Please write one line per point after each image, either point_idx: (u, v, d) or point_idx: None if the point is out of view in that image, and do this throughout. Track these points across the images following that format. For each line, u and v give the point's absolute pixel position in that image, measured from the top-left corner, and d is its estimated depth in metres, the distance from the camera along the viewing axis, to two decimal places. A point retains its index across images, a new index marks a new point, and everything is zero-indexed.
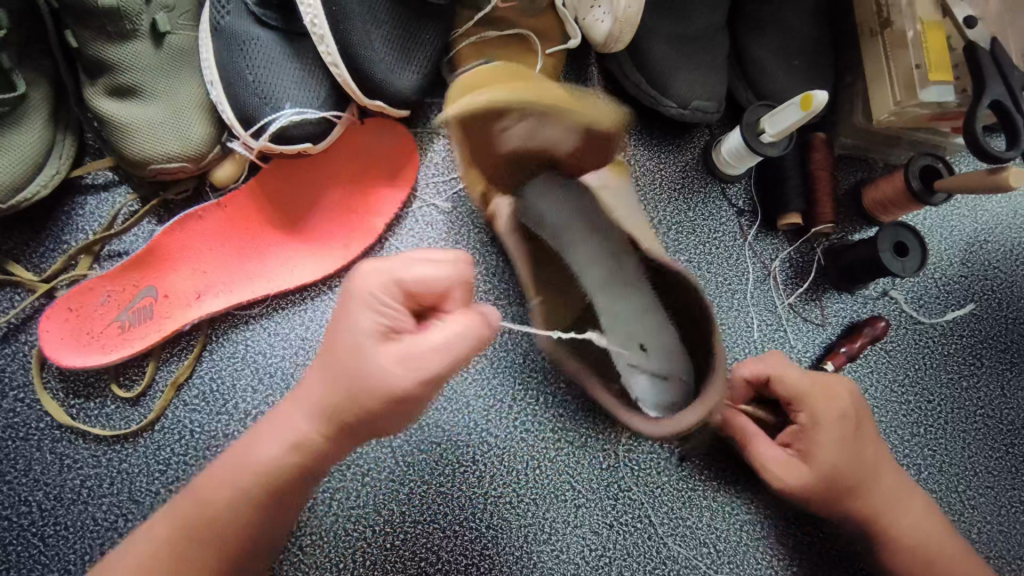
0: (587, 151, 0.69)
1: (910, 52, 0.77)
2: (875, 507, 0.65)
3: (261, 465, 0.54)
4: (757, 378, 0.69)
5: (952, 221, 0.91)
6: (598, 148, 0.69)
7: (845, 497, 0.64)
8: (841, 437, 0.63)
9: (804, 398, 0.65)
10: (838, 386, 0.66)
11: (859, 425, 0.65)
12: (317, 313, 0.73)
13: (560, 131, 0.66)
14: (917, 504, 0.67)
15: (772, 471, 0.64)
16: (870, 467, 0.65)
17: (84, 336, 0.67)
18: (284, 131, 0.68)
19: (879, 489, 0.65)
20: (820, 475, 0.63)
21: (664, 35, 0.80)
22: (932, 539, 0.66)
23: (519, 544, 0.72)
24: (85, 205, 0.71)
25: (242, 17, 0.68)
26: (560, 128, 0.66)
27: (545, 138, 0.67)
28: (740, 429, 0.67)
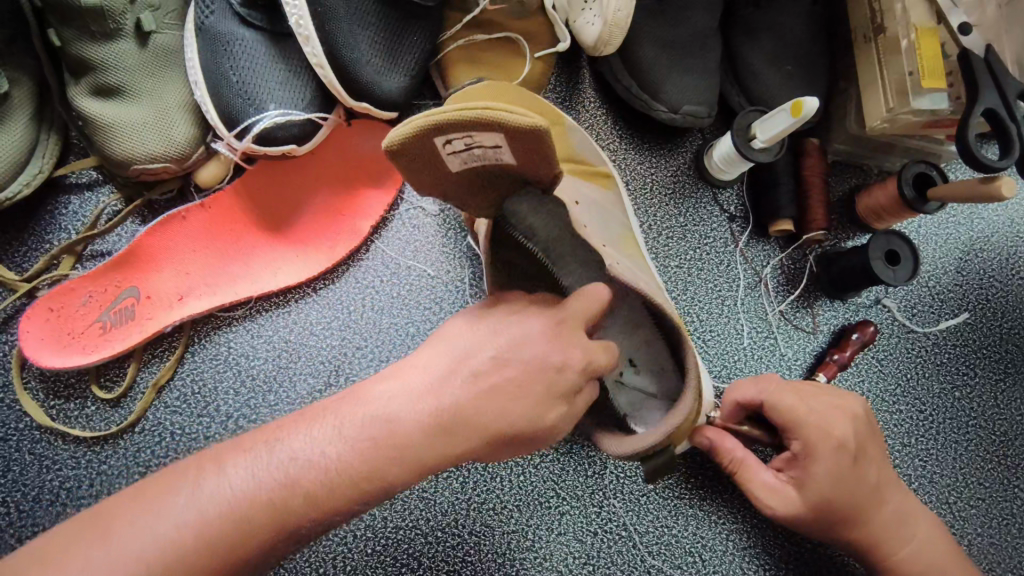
0: (531, 158, 0.51)
1: (903, 58, 0.76)
2: (864, 533, 0.65)
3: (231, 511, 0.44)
4: (751, 403, 0.67)
5: (946, 229, 0.90)
6: (532, 153, 0.51)
7: (835, 524, 0.63)
8: (834, 469, 0.62)
9: (795, 427, 0.63)
10: (834, 413, 0.64)
11: (856, 455, 0.63)
12: (301, 315, 0.73)
13: (499, 146, 0.50)
14: (916, 533, 0.66)
15: (761, 500, 0.65)
16: (862, 498, 0.63)
17: (65, 337, 0.67)
18: (268, 132, 0.67)
19: (872, 516, 0.64)
20: (807, 504, 0.63)
21: (655, 39, 0.80)
22: (934, 561, 0.66)
23: (501, 552, 0.72)
24: (69, 205, 0.71)
25: (227, 18, 0.67)
26: (492, 135, 0.48)
27: (489, 159, 0.52)
28: (731, 455, 0.67)
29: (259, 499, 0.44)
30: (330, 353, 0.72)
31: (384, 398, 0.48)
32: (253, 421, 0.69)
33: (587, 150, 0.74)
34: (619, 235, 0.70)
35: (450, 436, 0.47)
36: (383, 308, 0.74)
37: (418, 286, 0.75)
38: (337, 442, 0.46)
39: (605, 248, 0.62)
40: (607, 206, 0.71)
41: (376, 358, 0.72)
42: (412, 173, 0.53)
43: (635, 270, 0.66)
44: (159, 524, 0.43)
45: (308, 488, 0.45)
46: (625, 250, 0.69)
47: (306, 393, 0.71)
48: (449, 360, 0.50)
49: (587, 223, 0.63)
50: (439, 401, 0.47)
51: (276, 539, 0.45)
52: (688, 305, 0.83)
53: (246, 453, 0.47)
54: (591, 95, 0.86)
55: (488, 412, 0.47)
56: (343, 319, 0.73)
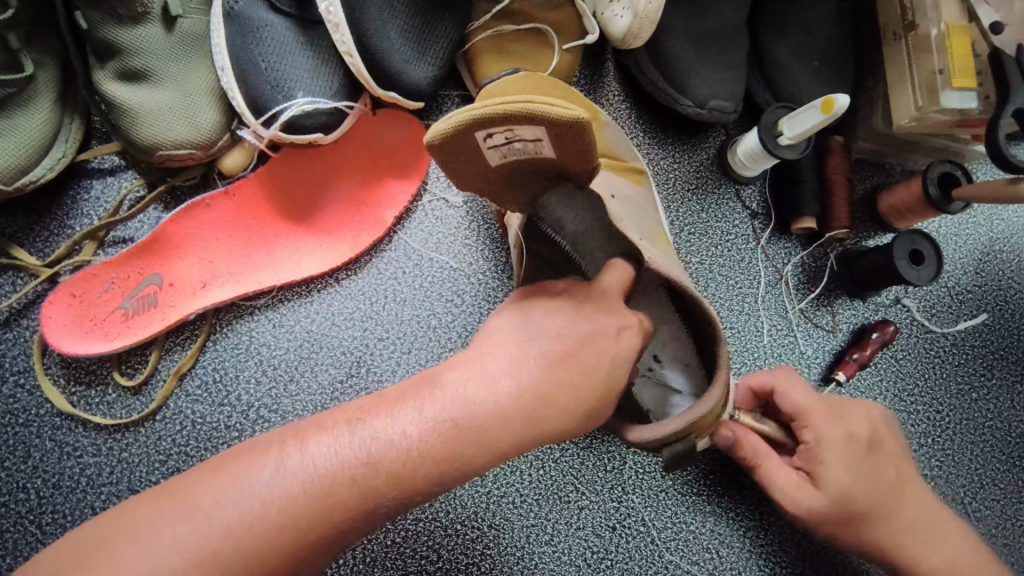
0: (571, 149, 0.50)
1: (934, 57, 0.75)
2: (883, 530, 0.63)
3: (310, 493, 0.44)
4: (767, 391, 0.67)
5: (967, 230, 0.90)
6: (574, 144, 0.49)
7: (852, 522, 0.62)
8: (852, 459, 0.61)
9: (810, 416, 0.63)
10: (855, 409, 0.65)
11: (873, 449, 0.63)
12: (323, 305, 0.72)
13: (540, 138, 0.49)
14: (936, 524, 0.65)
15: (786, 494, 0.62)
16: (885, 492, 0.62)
17: (88, 324, 0.66)
18: (294, 120, 0.66)
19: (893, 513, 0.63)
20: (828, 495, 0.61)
21: (683, 33, 0.79)
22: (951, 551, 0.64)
23: (521, 545, 0.72)
24: (90, 189, 0.70)
25: (256, 4, 0.66)
26: (534, 129, 0.47)
27: (530, 151, 0.51)
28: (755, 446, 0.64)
29: (340, 477, 0.45)
30: (351, 344, 0.72)
31: (465, 385, 0.48)
32: (274, 411, 0.69)
33: (620, 144, 0.71)
34: (653, 230, 0.66)
35: (538, 416, 0.48)
36: (404, 299, 0.74)
37: (441, 278, 0.75)
38: (421, 422, 0.46)
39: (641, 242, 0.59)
40: (642, 201, 0.68)
41: (398, 350, 0.72)
42: (454, 168, 0.52)
43: (670, 267, 0.62)
44: (237, 505, 0.43)
45: (381, 469, 0.45)
46: (659, 245, 0.65)
47: (328, 383, 0.70)
48: (519, 352, 0.51)
49: (622, 217, 0.60)
50: (520, 383, 0.49)
51: (354, 519, 0.45)
52: (709, 301, 0.83)
53: (318, 434, 0.47)
54: (615, 89, 0.85)
55: (566, 388, 0.50)
56: (365, 310, 0.73)
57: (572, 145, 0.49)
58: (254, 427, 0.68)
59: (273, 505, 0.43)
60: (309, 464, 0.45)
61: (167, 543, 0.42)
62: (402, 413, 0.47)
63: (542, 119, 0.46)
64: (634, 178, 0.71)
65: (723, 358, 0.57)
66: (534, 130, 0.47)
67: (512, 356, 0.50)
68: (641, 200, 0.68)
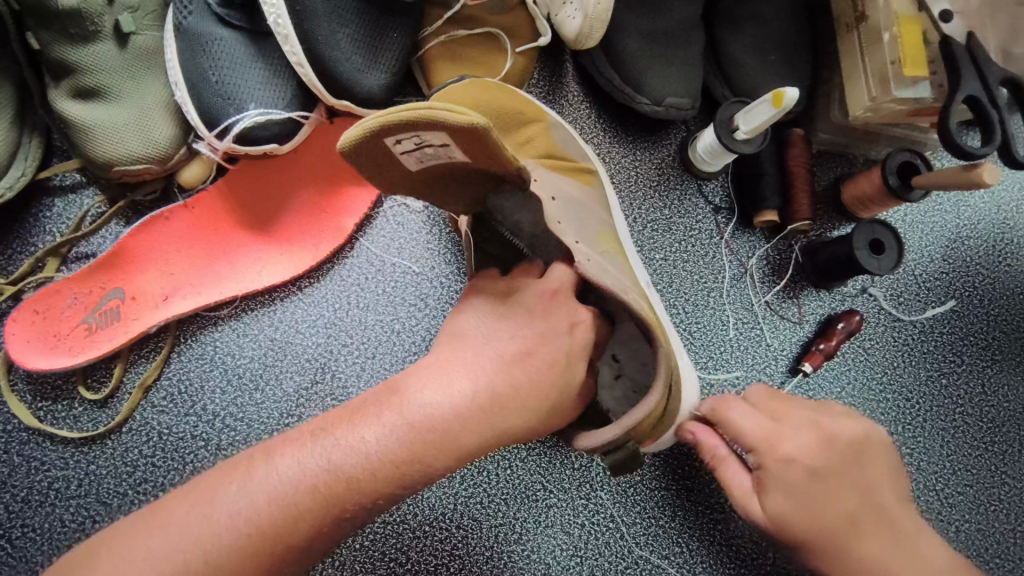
0: (480, 153, 0.52)
1: (886, 47, 0.76)
2: (881, 551, 0.57)
3: (277, 509, 0.44)
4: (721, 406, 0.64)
5: (932, 218, 0.90)
6: (480, 148, 0.51)
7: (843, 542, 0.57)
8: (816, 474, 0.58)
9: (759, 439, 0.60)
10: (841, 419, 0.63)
11: (862, 455, 0.60)
12: (287, 313, 0.73)
13: (448, 144, 0.51)
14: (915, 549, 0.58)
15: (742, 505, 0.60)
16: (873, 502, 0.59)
17: (51, 339, 0.67)
18: (247, 132, 0.67)
19: (889, 532, 0.58)
20: (808, 502, 0.57)
21: (638, 31, 0.80)
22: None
23: (490, 544, 0.72)
24: (52, 207, 0.71)
25: (206, 18, 0.67)
26: (441, 135, 0.49)
27: (442, 156, 0.52)
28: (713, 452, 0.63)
29: (318, 492, 0.45)
30: (316, 351, 0.73)
31: (427, 400, 0.49)
32: (239, 419, 0.70)
33: (569, 145, 0.72)
34: (596, 229, 0.67)
35: (493, 415, 0.50)
36: (368, 305, 0.74)
37: (404, 282, 0.75)
38: (385, 432, 0.47)
39: (578, 244, 0.61)
40: (588, 201, 0.69)
41: (362, 355, 0.73)
42: (369, 171, 0.53)
43: (608, 266, 0.63)
44: (208, 517, 0.44)
45: (352, 477, 0.46)
46: (600, 246, 0.66)
47: (293, 390, 0.71)
48: (478, 363, 0.52)
49: (563, 219, 0.61)
50: (475, 387, 0.50)
51: (326, 524, 0.45)
52: (674, 297, 0.83)
53: (282, 454, 0.47)
54: (575, 88, 0.86)
55: (518, 386, 0.52)
56: (329, 317, 0.74)
57: (478, 149, 0.51)
58: (219, 435, 0.69)
59: (246, 520, 0.44)
60: (277, 480, 0.46)
61: (144, 556, 0.43)
62: (363, 425, 0.48)
63: (445, 124, 0.48)
64: (582, 177, 0.71)
65: (661, 360, 0.58)
66: (441, 137, 0.49)
67: (476, 357, 0.53)
68: (588, 200, 0.69)
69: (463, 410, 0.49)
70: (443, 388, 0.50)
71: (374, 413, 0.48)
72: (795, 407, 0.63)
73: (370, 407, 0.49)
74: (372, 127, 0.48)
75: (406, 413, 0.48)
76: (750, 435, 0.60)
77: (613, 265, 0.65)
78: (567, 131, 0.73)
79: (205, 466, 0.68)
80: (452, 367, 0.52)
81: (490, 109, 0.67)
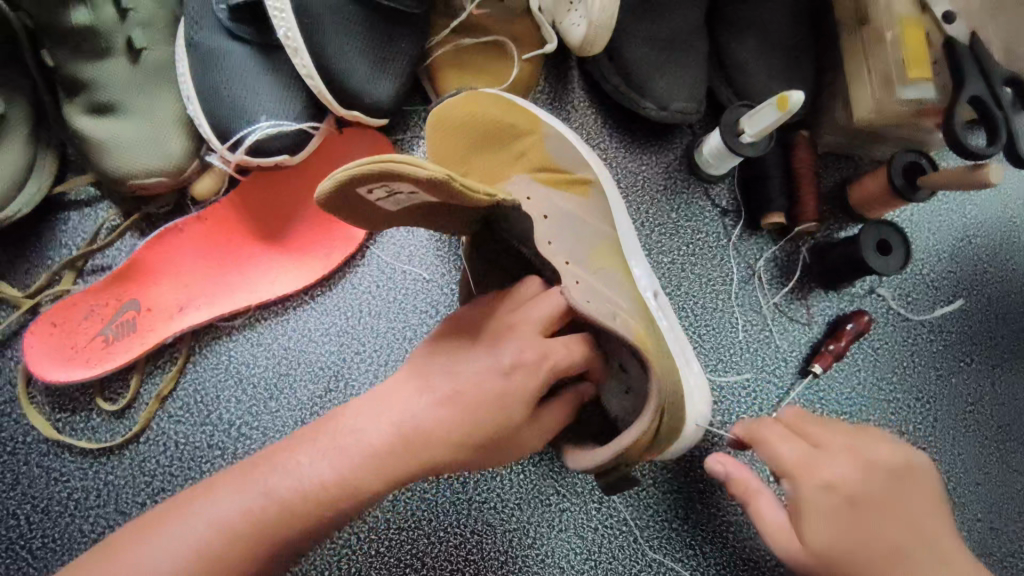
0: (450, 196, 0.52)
1: (889, 49, 0.76)
2: None
3: (218, 539, 0.47)
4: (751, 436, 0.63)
5: (939, 217, 0.91)
6: (448, 194, 0.51)
7: None
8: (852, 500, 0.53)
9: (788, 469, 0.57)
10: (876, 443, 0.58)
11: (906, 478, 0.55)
12: (300, 322, 0.74)
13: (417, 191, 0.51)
14: None
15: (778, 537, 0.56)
16: (932, 531, 0.52)
17: (68, 351, 0.68)
18: (259, 143, 0.68)
19: None
20: (850, 532, 0.52)
21: (642, 37, 0.80)
22: None
23: (504, 549, 0.73)
24: (68, 221, 0.72)
25: (216, 33, 0.68)
26: (406, 185, 0.49)
27: (415, 199, 0.53)
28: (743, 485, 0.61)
29: (246, 528, 0.48)
30: (329, 359, 0.73)
31: (357, 428, 0.52)
32: (254, 428, 0.70)
33: (568, 155, 0.71)
34: (592, 244, 0.67)
35: (421, 444, 0.53)
36: (380, 313, 0.75)
37: (415, 290, 0.76)
38: (317, 456, 0.51)
39: (567, 266, 0.61)
40: (584, 216, 0.68)
41: (374, 362, 0.74)
42: (348, 218, 0.54)
43: (599, 286, 0.63)
44: (157, 549, 0.47)
45: (278, 505, 0.49)
46: (594, 263, 0.66)
47: (307, 398, 0.72)
48: (413, 392, 0.55)
49: (552, 237, 0.64)
50: (404, 419, 0.53)
51: (262, 556, 0.48)
52: (682, 301, 0.84)
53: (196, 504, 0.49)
54: (580, 95, 0.87)
55: (453, 418, 0.54)
56: (341, 325, 0.74)
57: (446, 194, 0.52)
58: (236, 444, 0.70)
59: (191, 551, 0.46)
60: (219, 513, 0.48)
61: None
62: (300, 457, 0.51)
63: (408, 176, 0.48)
64: (579, 189, 0.70)
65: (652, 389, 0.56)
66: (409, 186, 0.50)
67: (413, 395, 0.54)
68: (585, 214, 0.69)
69: (408, 439, 0.52)
70: (380, 404, 0.54)
71: (310, 444, 0.51)
72: (829, 429, 0.60)
73: (304, 439, 0.53)
74: (337, 182, 0.48)
75: (338, 440, 0.51)
76: (787, 463, 0.57)
77: (608, 283, 0.65)
78: (568, 140, 0.71)
79: (222, 475, 0.69)
80: (414, 395, 0.54)
81: (483, 125, 0.70)
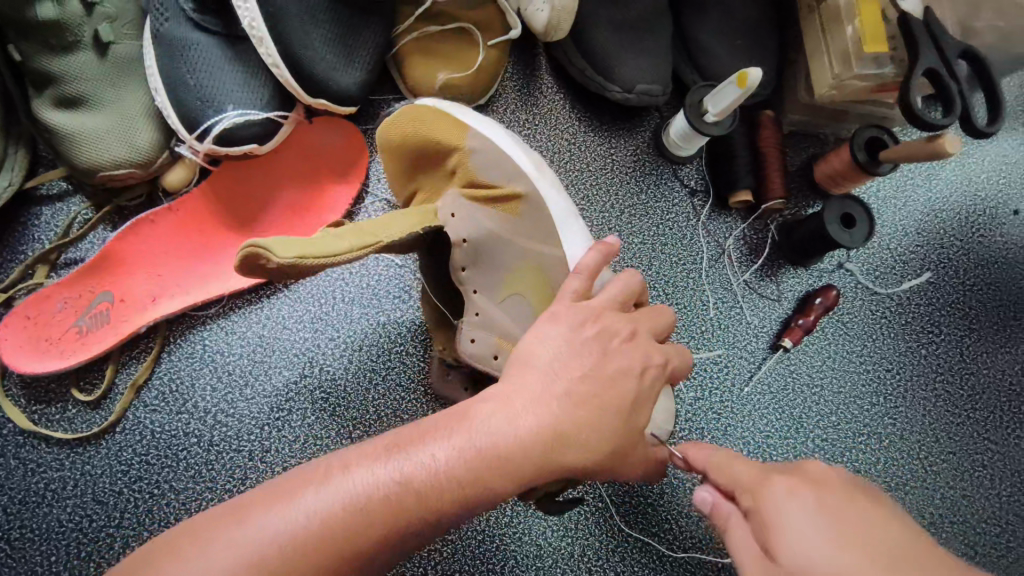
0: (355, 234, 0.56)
1: (847, 27, 0.78)
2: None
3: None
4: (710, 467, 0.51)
5: (904, 193, 0.92)
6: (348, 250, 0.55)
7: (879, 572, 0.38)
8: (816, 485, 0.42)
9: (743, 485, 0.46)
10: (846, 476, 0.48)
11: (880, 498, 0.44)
12: (274, 310, 0.75)
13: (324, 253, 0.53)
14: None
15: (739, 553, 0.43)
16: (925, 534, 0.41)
17: (44, 343, 0.68)
18: (227, 133, 0.69)
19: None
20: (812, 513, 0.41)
21: (607, 21, 0.82)
22: None
23: (481, 529, 0.74)
24: (41, 215, 0.73)
25: (182, 24, 0.69)
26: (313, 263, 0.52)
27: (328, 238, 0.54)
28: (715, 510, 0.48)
29: (352, 522, 0.39)
30: (304, 345, 0.74)
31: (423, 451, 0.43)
32: (230, 415, 0.71)
33: (494, 171, 0.66)
34: (508, 271, 0.65)
35: (561, 452, 0.45)
36: (353, 299, 0.76)
37: (387, 276, 0.78)
38: (447, 454, 0.43)
39: (474, 295, 0.63)
40: (502, 239, 0.65)
41: (349, 348, 0.75)
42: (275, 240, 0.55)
43: (506, 322, 0.63)
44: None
45: (366, 511, 0.39)
46: (504, 290, 0.64)
47: (282, 385, 0.73)
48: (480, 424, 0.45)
49: (464, 268, 0.63)
50: (554, 415, 0.46)
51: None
52: (654, 280, 0.85)
53: (305, 489, 0.40)
54: (549, 81, 0.88)
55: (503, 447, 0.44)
56: (315, 312, 0.75)
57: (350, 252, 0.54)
58: (212, 431, 0.70)
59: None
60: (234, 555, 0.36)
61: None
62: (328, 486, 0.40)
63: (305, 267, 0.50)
64: (507, 206, 0.65)
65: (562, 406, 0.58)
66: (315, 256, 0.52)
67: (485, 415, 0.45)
68: (506, 237, 0.65)
69: (607, 401, 0.48)
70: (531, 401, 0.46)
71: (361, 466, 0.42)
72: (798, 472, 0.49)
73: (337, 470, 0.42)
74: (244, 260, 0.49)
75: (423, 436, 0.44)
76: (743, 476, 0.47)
77: (519, 314, 0.64)
78: (496, 152, 0.66)
79: (199, 462, 0.69)
80: (570, 389, 0.48)
81: (412, 141, 0.67)
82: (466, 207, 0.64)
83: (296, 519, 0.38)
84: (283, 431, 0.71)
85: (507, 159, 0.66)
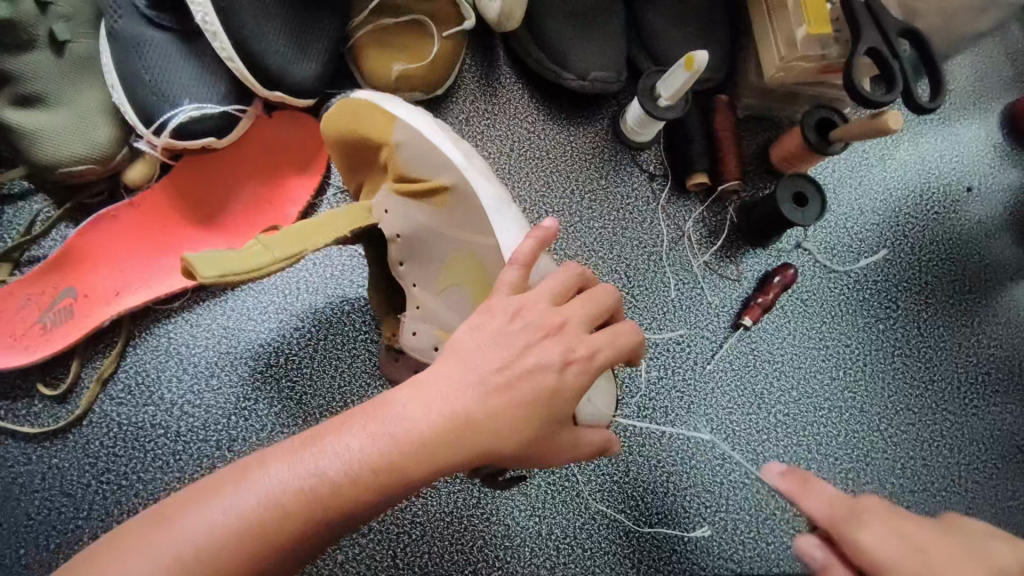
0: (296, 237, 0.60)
1: (791, 10, 0.80)
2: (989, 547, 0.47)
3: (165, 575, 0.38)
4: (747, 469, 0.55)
5: (859, 173, 0.95)
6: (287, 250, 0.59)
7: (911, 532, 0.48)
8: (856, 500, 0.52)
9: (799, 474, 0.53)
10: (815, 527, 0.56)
11: None
12: (238, 302, 0.76)
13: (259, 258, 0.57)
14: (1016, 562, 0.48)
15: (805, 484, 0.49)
16: None
17: (7, 339, 0.69)
18: (184, 127, 0.70)
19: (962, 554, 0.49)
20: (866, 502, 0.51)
21: (560, 11, 0.84)
22: None
23: (450, 510, 0.75)
24: (3, 215, 0.74)
25: (136, 21, 0.70)
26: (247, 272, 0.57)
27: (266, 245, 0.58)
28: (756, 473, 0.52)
29: (279, 513, 0.41)
30: (267, 336, 0.75)
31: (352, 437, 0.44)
32: (197, 406, 0.72)
33: (422, 164, 0.67)
34: (446, 262, 0.67)
35: (479, 437, 0.46)
36: (317, 289, 0.77)
37: (350, 265, 0.79)
38: (366, 437, 0.44)
39: (413, 289, 0.67)
40: (437, 232, 0.67)
41: (313, 337, 0.76)
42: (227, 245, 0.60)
43: (445, 311, 0.66)
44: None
45: (295, 501, 0.41)
46: (443, 283, 0.67)
47: (247, 375, 0.74)
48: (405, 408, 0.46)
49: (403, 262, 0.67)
50: (472, 405, 0.47)
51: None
52: (615, 263, 0.86)
53: (229, 488, 0.42)
54: (507, 72, 0.89)
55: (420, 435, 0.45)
56: (279, 303, 0.76)
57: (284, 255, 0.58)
58: (178, 422, 0.71)
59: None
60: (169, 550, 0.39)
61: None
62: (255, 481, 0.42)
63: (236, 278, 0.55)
64: (440, 198, 0.67)
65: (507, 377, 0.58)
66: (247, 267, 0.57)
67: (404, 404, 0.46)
68: (441, 230, 0.67)
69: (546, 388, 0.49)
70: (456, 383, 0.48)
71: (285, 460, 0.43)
72: None
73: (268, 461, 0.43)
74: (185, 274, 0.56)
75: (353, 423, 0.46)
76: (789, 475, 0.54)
77: (458, 303, 0.66)
78: (425, 145, 0.67)
79: (167, 452, 0.70)
80: (500, 376, 0.49)
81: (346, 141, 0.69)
82: (400, 205, 0.67)
83: (210, 527, 0.40)
84: (249, 420, 0.72)
85: (436, 152, 0.67)
